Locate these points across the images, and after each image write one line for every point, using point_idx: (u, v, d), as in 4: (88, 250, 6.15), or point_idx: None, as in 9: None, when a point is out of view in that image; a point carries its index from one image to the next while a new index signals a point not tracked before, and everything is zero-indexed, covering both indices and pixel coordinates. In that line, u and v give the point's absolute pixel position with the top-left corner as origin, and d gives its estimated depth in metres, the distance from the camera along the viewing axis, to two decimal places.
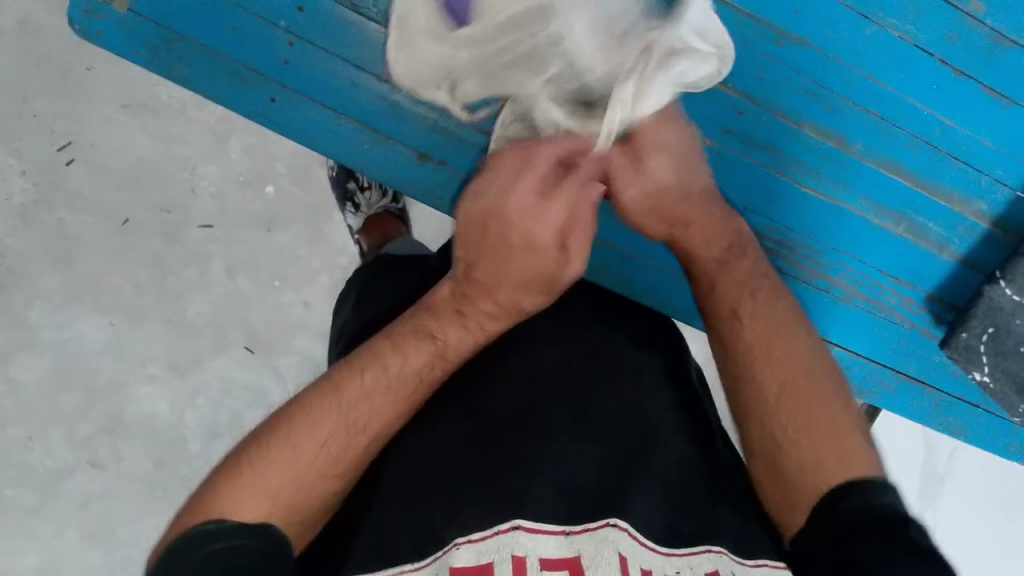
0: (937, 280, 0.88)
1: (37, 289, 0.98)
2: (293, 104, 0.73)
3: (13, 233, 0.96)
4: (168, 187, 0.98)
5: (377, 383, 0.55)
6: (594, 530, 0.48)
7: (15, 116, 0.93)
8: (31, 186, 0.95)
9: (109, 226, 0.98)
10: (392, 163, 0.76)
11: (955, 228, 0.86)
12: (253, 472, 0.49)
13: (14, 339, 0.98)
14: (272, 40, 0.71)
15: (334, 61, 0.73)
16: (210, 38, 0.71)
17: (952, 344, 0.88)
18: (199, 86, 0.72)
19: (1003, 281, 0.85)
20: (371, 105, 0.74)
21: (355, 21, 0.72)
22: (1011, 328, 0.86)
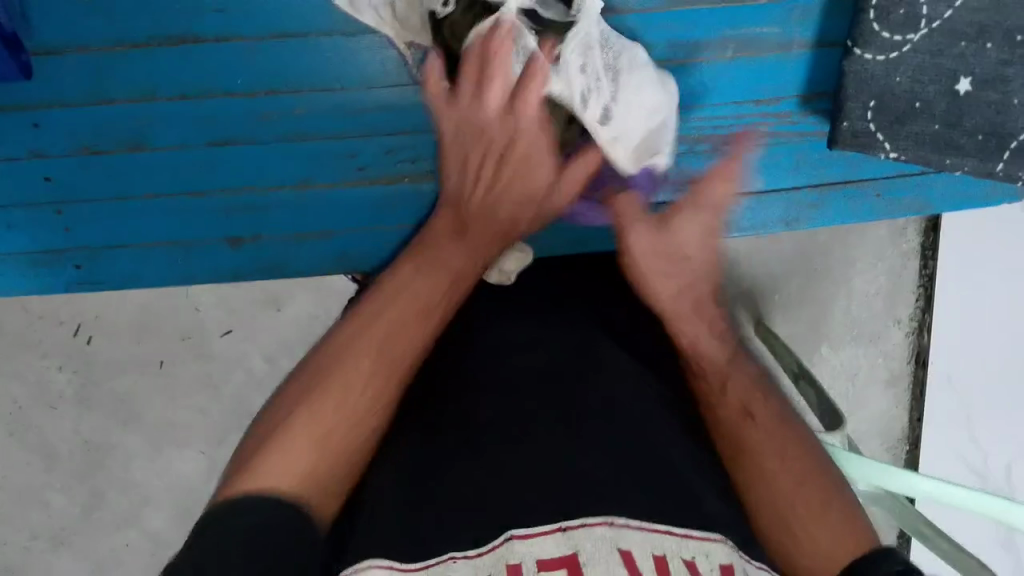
0: (802, 78, 0.85)
1: (128, 453, 1.06)
2: (95, 259, 0.86)
3: (83, 419, 1.05)
4: (178, 317, 1.03)
5: (420, 286, 0.60)
6: (591, 526, 0.45)
7: (27, 325, 1.02)
8: (73, 375, 1.03)
9: (152, 373, 1.04)
10: (210, 257, 0.87)
11: (788, 19, 0.83)
12: (299, 423, 0.50)
13: (134, 501, 1.07)
14: (48, 218, 0.85)
15: (105, 205, 0.85)
16: (5, 244, 0.85)
17: (841, 138, 0.83)
18: (42, 287, 0.87)
19: (857, 49, 0.80)
20: (154, 221, 0.85)
21: (98, 163, 0.84)
22: (893, 89, 0.81)
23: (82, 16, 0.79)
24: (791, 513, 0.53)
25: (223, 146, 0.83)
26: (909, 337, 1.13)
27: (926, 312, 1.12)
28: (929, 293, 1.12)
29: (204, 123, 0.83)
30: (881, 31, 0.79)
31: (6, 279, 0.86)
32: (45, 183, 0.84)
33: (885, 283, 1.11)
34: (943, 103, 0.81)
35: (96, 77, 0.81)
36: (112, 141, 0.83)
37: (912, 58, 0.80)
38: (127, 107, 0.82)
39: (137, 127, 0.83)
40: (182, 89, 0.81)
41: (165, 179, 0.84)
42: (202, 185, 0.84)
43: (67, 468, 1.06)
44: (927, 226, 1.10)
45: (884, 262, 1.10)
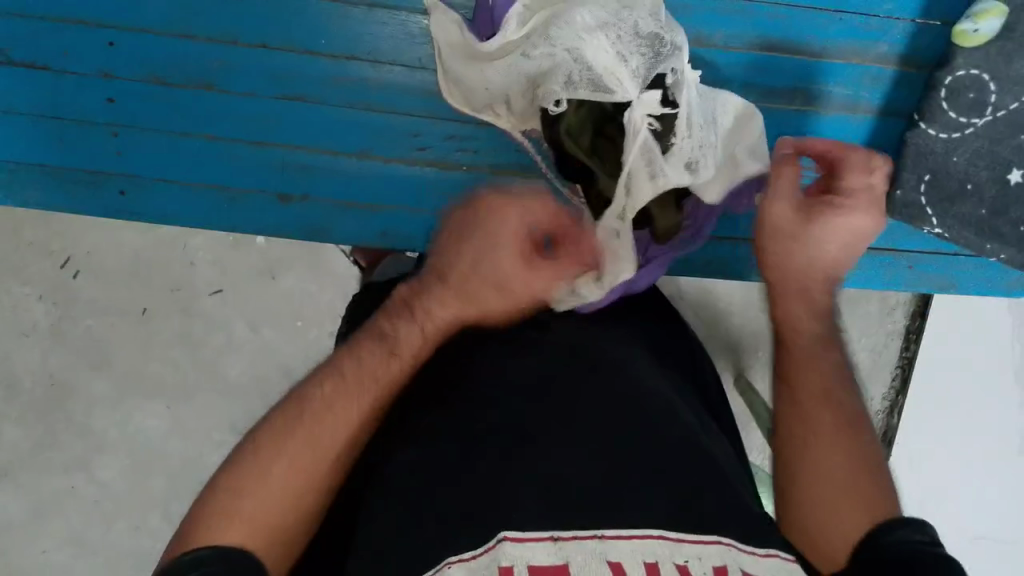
0: (867, 139, 0.85)
1: (91, 396, 1.04)
2: (143, 188, 0.85)
3: (53, 354, 1.02)
4: (170, 268, 1.02)
5: (370, 379, 0.58)
6: (582, 538, 0.45)
7: (14, 249, 1.00)
8: (52, 307, 1.01)
9: (133, 319, 1.02)
10: (260, 211, 0.86)
11: (861, 81, 0.84)
12: (253, 476, 0.51)
13: (87, 446, 1.04)
14: (101, 139, 0.83)
15: (166, 138, 0.83)
16: (51, 158, 0.83)
17: (892, 207, 0.85)
18: (82, 208, 0.85)
19: (923, 123, 0.82)
20: (211, 163, 0.84)
21: (165, 96, 0.82)
22: (949, 167, 0.84)
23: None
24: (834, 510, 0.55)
25: (291, 102, 0.82)
26: (879, 416, 1.15)
27: (898, 393, 1.14)
28: (905, 375, 1.14)
29: (279, 79, 0.82)
30: (949, 110, 0.81)
31: (40, 191, 0.84)
32: (108, 105, 0.82)
33: (864, 359, 1.14)
34: (993, 190, 0.84)
35: (178, 11, 0.79)
36: (187, 77, 0.81)
37: (971, 141, 0.83)
38: (207, 46, 0.80)
39: (212, 69, 0.81)
40: (266, 39, 0.80)
41: (235, 124, 0.83)
42: (266, 136, 0.84)
43: (27, 401, 1.03)
44: (916, 310, 1.12)
45: (868, 338, 1.13)
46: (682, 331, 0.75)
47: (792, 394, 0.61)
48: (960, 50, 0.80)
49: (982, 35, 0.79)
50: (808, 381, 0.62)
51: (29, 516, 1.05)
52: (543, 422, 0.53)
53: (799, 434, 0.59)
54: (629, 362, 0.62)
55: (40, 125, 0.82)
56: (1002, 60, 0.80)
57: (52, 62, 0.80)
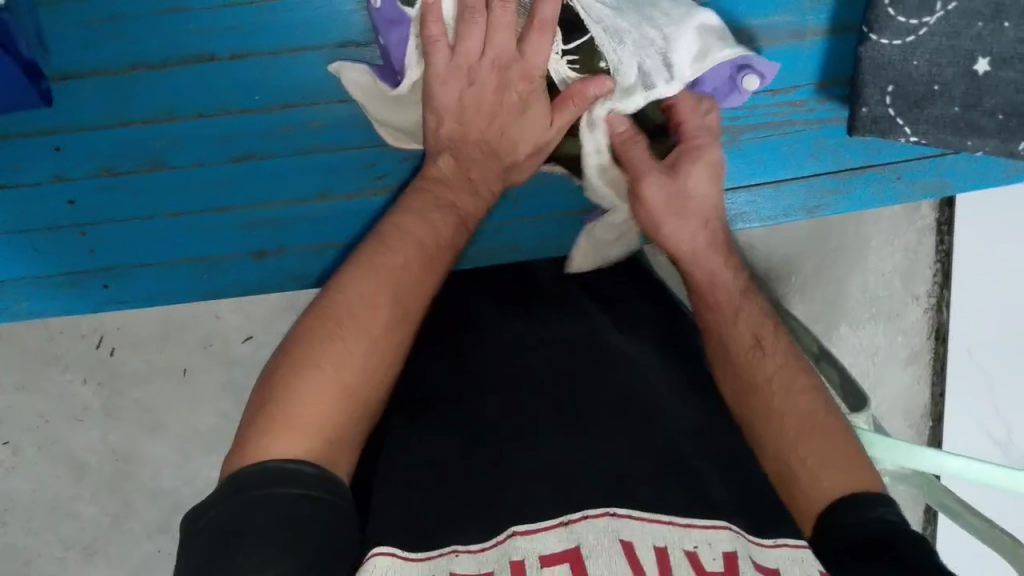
0: (817, 64, 0.84)
1: (157, 462, 1.07)
2: (120, 277, 0.86)
3: (110, 430, 1.06)
4: (200, 324, 1.03)
5: (393, 236, 0.62)
6: (593, 518, 0.49)
7: (49, 339, 1.03)
8: (97, 386, 1.04)
9: (176, 381, 1.05)
10: (232, 272, 0.86)
11: (801, 6, 0.83)
12: (305, 399, 0.51)
13: (163, 510, 1.08)
14: (71, 241, 0.85)
15: (129, 226, 0.84)
16: (28, 268, 0.85)
17: (859, 124, 0.82)
18: (71, 308, 0.86)
19: (873, 35, 0.79)
20: (179, 240, 0.85)
21: (120, 185, 0.83)
22: (911, 73, 0.80)
23: (98, 43, 0.79)
24: (804, 463, 0.56)
25: (240, 161, 0.83)
26: (929, 314, 1.13)
27: (943, 287, 1.12)
28: (945, 269, 1.11)
29: (223, 141, 0.83)
30: (897, 15, 0.78)
31: (28, 301, 0.86)
32: (68, 207, 0.84)
33: (902, 260, 1.11)
34: (961, 85, 0.80)
35: (111, 101, 0.81)
36: (135, 161, 0.83)
37: (927, 41, 0.79)
38: (146, 128, 0.82)
39: (157, 148, 0.82)
40: (199, 108, 0.81)
41: (189, 197, 0.84)
42: (223, 203, 0.84)
43: (95, 478, 1.07)
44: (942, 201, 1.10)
45: (899, 239, 1.10)
46: (674, 315, 0.77)
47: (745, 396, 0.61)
48: None
49: None
50: (760, 368, 0.62)
51: None
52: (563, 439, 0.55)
53: (762, 423, 0.59)
54: (622, 363, 0.64)
55: (12, 242, 0.84)
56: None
57: (12, 178, 0.83)
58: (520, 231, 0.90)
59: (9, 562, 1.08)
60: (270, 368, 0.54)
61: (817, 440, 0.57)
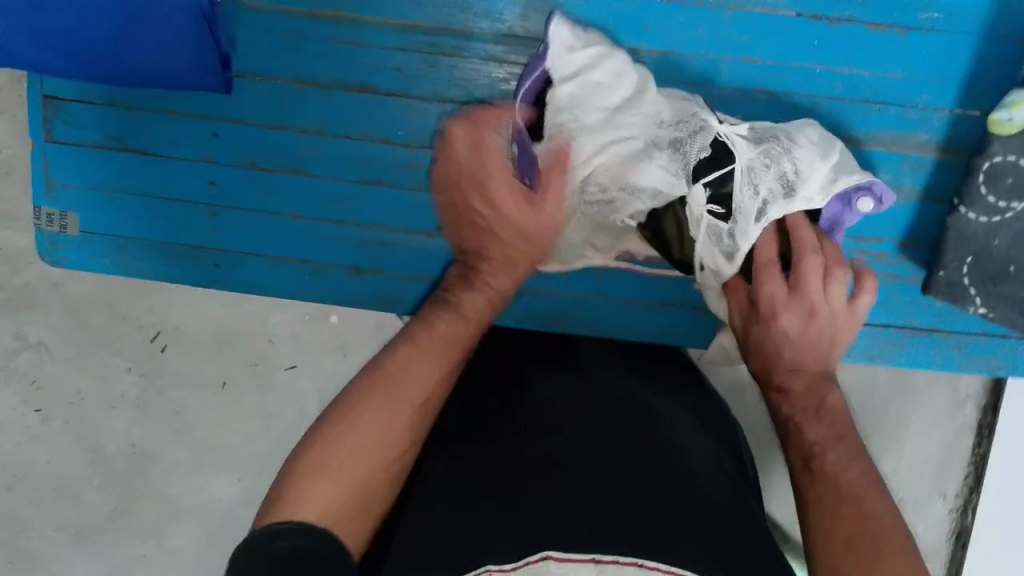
0: (903, 225, 0.86)
1: (169, 466, 1.09)
2: (233, 261, 0.89)
3: (136, 423, 1.08)
4: (250, 344, 1.06)
5: (425, 339, 0.68)
6: (622, 564, 0.52)
7: (109, 322, 1.06)
8: (139, 378, 1.07)
9: (212, 392, 1.08)
10: (331, 280, 0.90)
11: (900, 167, 0.85)
12: (326, 464, 0.57)
13: (161, 515, 1.09)
14: (199, 216, 0.88)
15: (257, 217, 0.88)
16: (153, 233, 0.89)
17: (934, 285, 0.85)
18: (175, 278, 0.90)
19: (962, 207, 0.82)
20: (296, 240, 0.89)
21: (257, 178, 0.87)
22: (992, 250, 0.82)
23: (256, 47, 0.84)
24: (865, 540, 0.57)
25: (369, 183, 0.87)
26: (952, 514, 1.12)
27: (972, 491, 1.11)
28: (979, 473, 1.10)
29: (356, 161, 0.86)
30: (988, 193, 0.81)
31: (142, 262, 0.90)
32: (208, 187, 0.88)
33: (935, 454, 1.11)
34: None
35: (272, 99, 0.85)
36: (277, 162, 0.87)
37: (1013, 223, 0.81)
38: (297, 136, 0.86)
39: (299, 153, 0.87)
40: (345, 130, 0.86)
41: (315, 202, 0.88)
42: (342, 215, 0.88)
43: (108, 467, 1.09)
44: (987, 404, 1.09)
45: (937, 432, 1.10)
46: (714, 408, 0.85)
47: (809, 492, 0.63)
48: (997, 138, 0.79)
49: (1017, 124, 0.78)
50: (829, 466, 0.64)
51: None
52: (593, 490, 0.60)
53: (823, 519, 0.60)
54: (664, 435, 0.70)
55: (140, 206, 0.88)
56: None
57: (156, 148, 0.87)
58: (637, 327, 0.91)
59: (3, 526, 1.10)
60: (311, 433, 0.60)
61: (869, 518, 0.59)
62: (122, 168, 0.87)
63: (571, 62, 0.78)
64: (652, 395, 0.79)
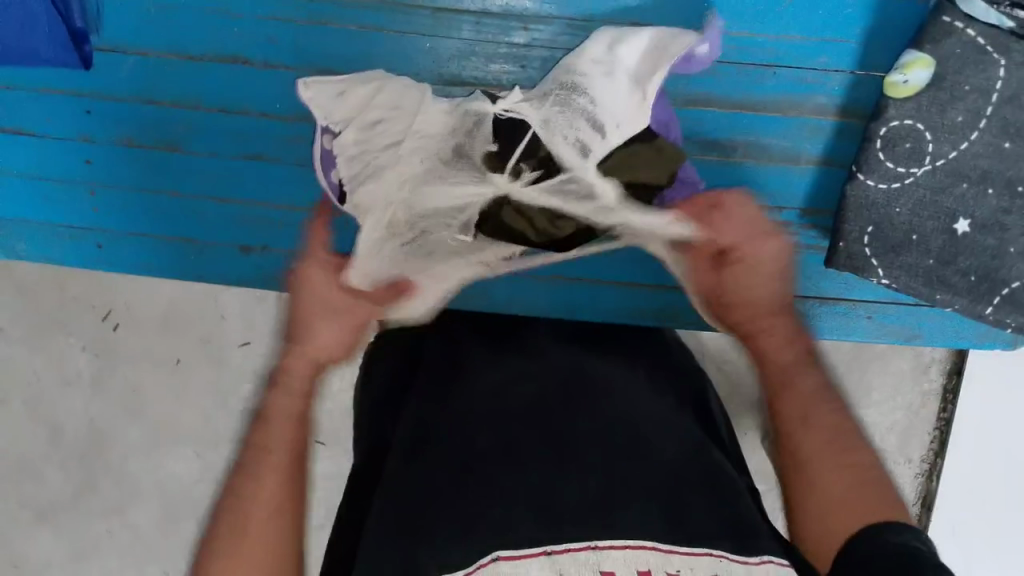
0: (806, 192, 0.85)
1: (128, 444, 1.08)
2: (113, 241, 0.89)
3: (93, 403, 1.08)
4: (202, 322, 1.06)
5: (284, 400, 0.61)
6: (575, 551, 0.51)
7: (60, 302, 1.06)
8: (93, 358, 1.07)
9: (167, 371, 1.07)
10: (221, 259, 0.89)
11: (799, 133, 0.83)
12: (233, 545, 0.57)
13: (123, 492, 1.09)
14: (78, 197, 0.88)
15: (136, 195, 0.88)
16: (35, 214, 0.89)
17: (835, 258, 0.82)
18: (62, 259, 0.90)
19: (860, 175, 0.80)
20: (179, 220, 0.88)
21: (133, 156, 0.86)
22: (892, 219, 0.81)
23: (142, 25, 0.82)
24: (843, 503, 0.58)
25: (250, 160, 0.86)
26: (918, 479, 1.11)
27: (938, 455, 1.10)
28: (943, 436, 1.09)
29: (238, 139, 0.86)
30: (885, 160, 0.79)
31: (28, 244, 0.89)
32: (85, 165, 0.87)
33: (900, 420, 1.09)
34: (940, 239, 0.80)
35: (146, 79, 0.84)
36: (152, 138, 0.86)
37: (912, 192, 0.80)
38: (170, 111, 0.85)
39: (176, 129, 0.86)
40: (224, 105, 0.84)
41: (193, 178, 0.87)
42: (225, 192, 0.87)
43: (68, 447, 1.08)
44: (951, 368, 1.08)
45: (901, 397, 1.09)
46: (684, 368, 0.76)
47: (796, 448, 0.62)
48: (892, 102, 0.78)
49: (912, 86, 0.77)
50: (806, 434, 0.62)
51: (70, 558, 1.10)
52: (533, 450, 0.57)
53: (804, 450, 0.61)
54: (617, 399, 0.63)
55: (28, 185, 0.88)
56: (936, 109, 0.78)
57: (38, 128, 0.86)
58: (610, 299, 0.89)
59: None
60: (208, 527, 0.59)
61: (852, 484, 0.59)
62: (8, 149, 0.87)
63: (350, 100, 0.67)
64: (600, 361, 0.69)
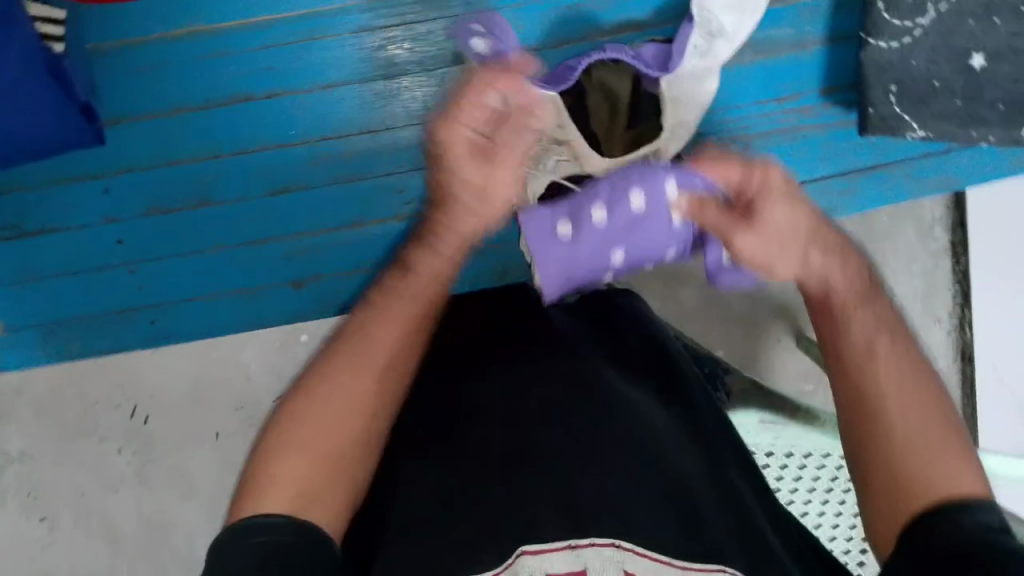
0: (819, 72, 0.86)
1: (190, 530, 1.06)
2: (166, 312, 0.90)
3: (144, 500, 1.06)
4: (231, 388, 1.05)
5: (360, 346, 0.59)
6: (599, 546, 0.51)
7: (83, 410, 1.04)
8: (132, 456, 1.05)
9: (209, 446, 1.06)
10: (276, 299, 0.90)
11: (799, 18, 0.85)
12: (285, 452, 0.54)
13: None
14: (122, 278, 0.89)
15: (178, 259, 0.88)
16: (86, 305, 0.90)
17: (869, 125, 0.83)
18: (122, 341, 0.92)
19: (871, 39, 0.81)
20: (226, 270, 0.89)
21: (162, 224, 0.87)
22: (912, 73, 0.81)
23: (141, 89, 0.83)
24: (907, 450, 0.55)
25: (280, 194, 0.86)
26: (952, 335, 1.13)
27: (965, 307, 1.12)
28: (965, 289, 1.12)
29: (262, 175, 0.86)
30: (892, 19, 0.79)
31: (83, 340, 0.91)
32: (118, 246, 0.88)
33: (919, 284, 1.12)
34: (961, 79, 0.80)
35: (158, 144, 0.85)
36: (181, 199, 0.86)
37: (924, 41, 0.80)
38: (192, 166, 0.85)
39: (201, 185, 0.86)
40: (239, 146, 0.85)
41: (232, 227, 0.87)
42: (262, 233, 0.88)
43: (131, 549, 1.06)
44: (954, 223, 1.10)
45: (916, 262, 1.11)
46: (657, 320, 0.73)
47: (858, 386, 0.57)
48: None
49: None
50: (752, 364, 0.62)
51: None
52: (572, 461, 0.56)
53: (885, 408, 0.56)
54: (631, 400, 0.62)
55: (68, 281, 0.88)
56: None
57: (63, 222, 0.86)
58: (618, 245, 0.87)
59: None
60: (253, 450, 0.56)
61: (922, 417, 0.56)
62: (40, 251, 0.87)
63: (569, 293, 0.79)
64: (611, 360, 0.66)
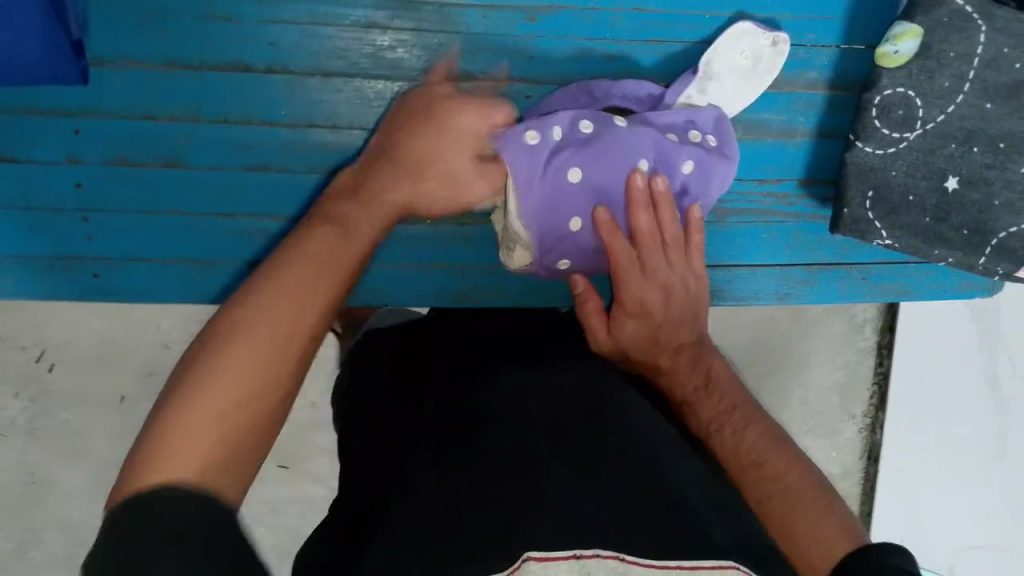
0: (802, 164, 0.88)
1: (72, 491, 1.02)
2: (113, 269, 0.80)
3: (30, 451, 1.01)
4: (145, 354, 1.01)
5: (297, 284, 0.45)
6: (603, 557, 0.44)
7: None
8: (27, 403, 1.00)
9: (109, 408, 1.01)
10: (228, 279, 0.81)
11: (793, 108, 0.87)
12: (177, 428, 0.39)
13: (72, 542, 1.02)
14: (70, 224, 0.79)
15: (136, 218, 0.79)
16: (22, 247, 0.79)
17: (841, 225, 0.86)
18: (52, 294, 0.80)
19: (860, 142, 0.85)
20: (184, 236, 0.80)
21: (131, 177, 0.78)
22: (890, 182, 0.85)
23: (133, 33, 0.75)
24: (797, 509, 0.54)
25: (256, 170, 0.79)
26: (862, 434, 1.17)
27: (878, 409, 1.16)
28: (882, 392, 1.15)
29: (243, 148, 0.79)
30: (881, 127, 0.84)
31: (15, 280, 0.79)
32: (75, 190, 0.78)
33: (840, 377, 1.15)
34: (934, 198, 0.84)
35: (141, 91, 0.76)
36: (151, 155, 0.78)
37: (906, 155, 0.84)
38: (168, 124, 0.77)
39: (177, 142, 0.78)
40: (227, 113, 0.78)
41: (203, 195, 0.80)
42: (232, 207, 0.80)
43: (4, 499, 1.01)
44: (882, 326, 1.14)
45: (841, 357, 1.14)
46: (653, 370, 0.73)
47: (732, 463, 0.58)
48: (885, 71, 0.83)
49: (902, 56, 0.82)
50: (745, 439, 0.59)
51: None
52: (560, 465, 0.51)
53: (743, 464, 0.58)
54: (640, 418, 0.58)
55: (11, 218, 0.78)
56: (924, 76, 0.82)
57: (22, 152, 0.77)
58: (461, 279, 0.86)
59: None
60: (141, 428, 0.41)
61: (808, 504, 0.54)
62: None
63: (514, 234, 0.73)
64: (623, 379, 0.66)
